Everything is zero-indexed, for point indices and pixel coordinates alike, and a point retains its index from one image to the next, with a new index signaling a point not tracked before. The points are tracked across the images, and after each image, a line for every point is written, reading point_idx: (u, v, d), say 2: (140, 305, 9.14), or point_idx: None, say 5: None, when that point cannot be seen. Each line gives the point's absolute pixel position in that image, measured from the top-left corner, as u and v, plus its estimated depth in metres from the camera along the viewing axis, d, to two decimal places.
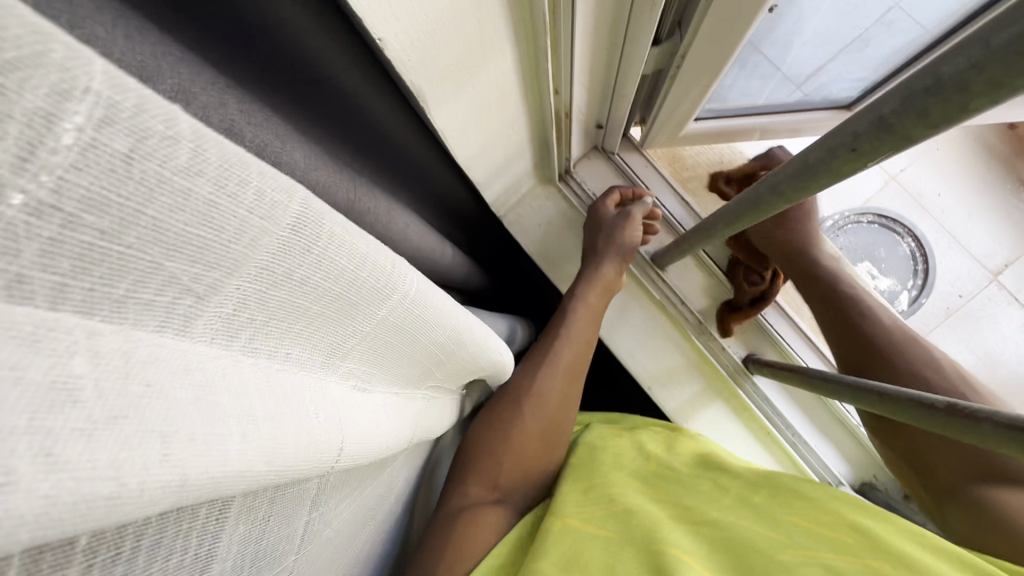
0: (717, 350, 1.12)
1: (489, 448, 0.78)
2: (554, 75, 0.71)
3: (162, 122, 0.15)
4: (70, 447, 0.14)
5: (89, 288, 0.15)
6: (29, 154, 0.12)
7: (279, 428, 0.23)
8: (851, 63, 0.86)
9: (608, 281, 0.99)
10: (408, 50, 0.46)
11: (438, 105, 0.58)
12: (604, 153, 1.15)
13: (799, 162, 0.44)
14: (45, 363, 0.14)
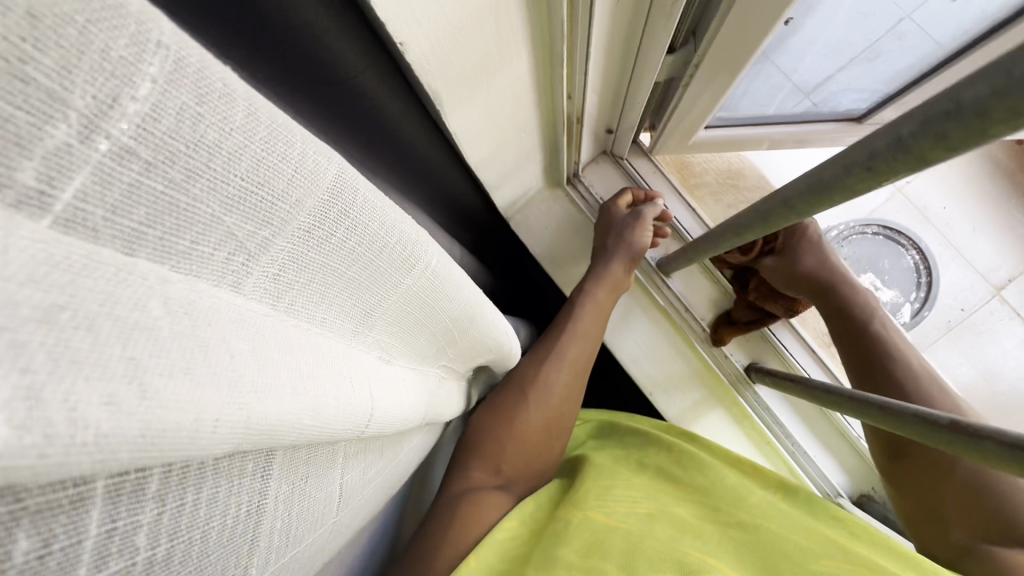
0: (719, 358, 1.13)
1: (493, 440, 0.78)
2: (568, 80, 0.71)
3: (223, 86, 0.17)
4: (150, 382, 0.15)
5: (159, 236, 0.17)
6: (112, 102, 0.14)
7: (321, 385, 0.24)
8: (860, 74, 0.87)
9: (617, 280, 0.98)
10: (426, 51, 0.45)
11: (450, 106, 0.58)
12: (614, 158, 1.14)
13: (814, 175, 0.43)
14: (133, 294, 0.15)
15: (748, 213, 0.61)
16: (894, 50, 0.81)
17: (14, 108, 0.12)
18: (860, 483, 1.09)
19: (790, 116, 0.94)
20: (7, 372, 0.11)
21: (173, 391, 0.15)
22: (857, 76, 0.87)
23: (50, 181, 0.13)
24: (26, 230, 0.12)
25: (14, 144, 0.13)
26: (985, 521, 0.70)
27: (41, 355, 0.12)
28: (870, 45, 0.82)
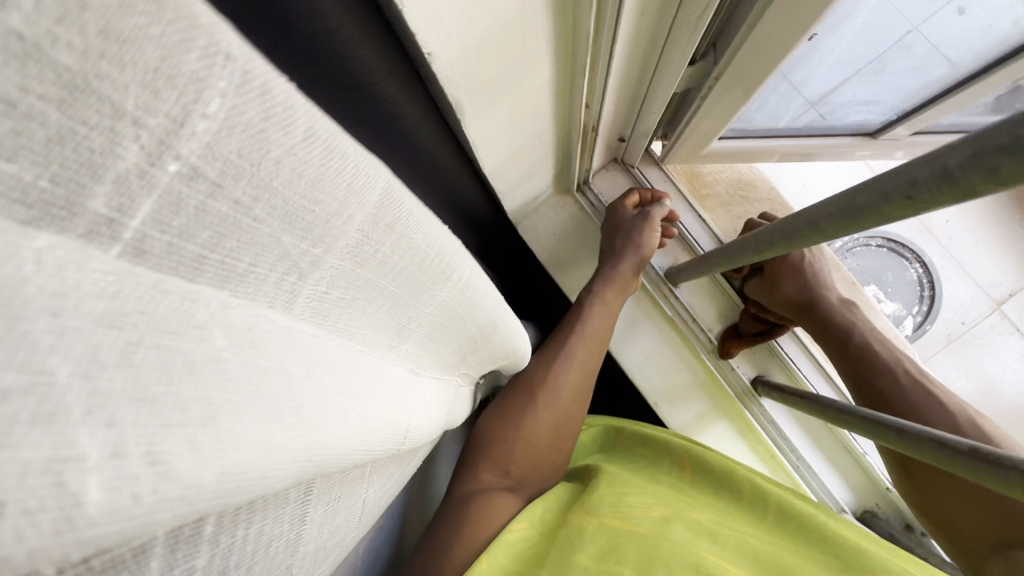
0: (727, 372, 1.08)
1: (501, 442, 0.76)
2: (588, 89, 0.69)
3: (287, 102, 0.15)
4: (218, 419, 0.14)
5: (220, 259, 0.15)
6: (182, 120, 0.13)
7: (363, 410, 0.23)
8: (867, 84, 0.82)
9: (627, 282, 0.93)
10: (453, 59, 0.44)
11: (472, 113, 0.57)
12: (624, 165, 1.09)
13: (849, 196, 0.42)
14: (194, 323, 0.14)
15: (777, 221, 0.58)
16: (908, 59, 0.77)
17: (88, 129, 0.11)
18: (863, 497, 1.07)
19: (811, 128, 0.88)
20: (94, 428, 0.11)
21: (247, 427, 0.15)
22: (864, 86, 0.82)
23: (121, 208, 0.12)
24: (100, 263, 0.12)
25: (86, 170, 0.11)
26: (993, 518, 0.66)
27: (124, 407, 0.12)
28: (881, 57, 0.77)
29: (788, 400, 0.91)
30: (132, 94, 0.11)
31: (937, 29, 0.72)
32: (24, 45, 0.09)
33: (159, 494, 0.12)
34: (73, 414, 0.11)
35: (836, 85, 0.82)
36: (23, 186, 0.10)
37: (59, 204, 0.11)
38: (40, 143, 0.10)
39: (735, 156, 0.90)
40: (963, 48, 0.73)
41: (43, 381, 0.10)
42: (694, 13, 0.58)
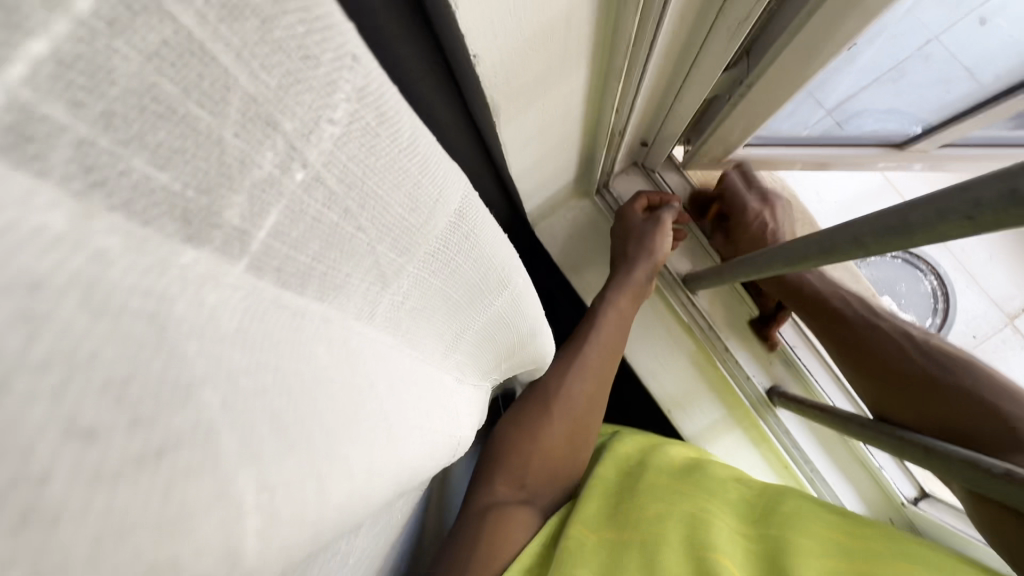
0: (739, 378, 0.81)
1: (515, 447, 0.66)
2: (619, 109, 0.58)
3: (395, 106, 0.15)
4: (328, 443, 0.14)
5: (324, 271, 0.15)
6: (313, 125, 0.12)
7: (427, 421, 0.25)
8: (883, 94, 0.63)
9: (643, 283, 0.73)
10: (494, 66, 0.35)
11: (505, 130, 0.46)
12: (645, 168, 0.81)
13: (916, 205, 0.39)
14: (301, 334, 0.14)
15: (840, 222, 0.48)
16: (926, 69, 0.59)
17: (236, 137, 0.11)
18: (872, 503, 0.80)
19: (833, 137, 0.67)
20: (246, 467, 0.11)
21: (354, 456, 0.15)
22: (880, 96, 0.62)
23: (252, 217, 0.12)
24: (231, 277, 0.12)
25: (228, 179, 0.11)
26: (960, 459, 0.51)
27: (261, 429, 0.12)
28: (907, 60, 0.57)
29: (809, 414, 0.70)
30: (274, 97, 0.11)
31: (976, 27, 0.54)
32: (182, 51, 0.09)
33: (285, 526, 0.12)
34: (226, 457, 0.11)
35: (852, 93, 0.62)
36: (174, 197, 0.10)
37: (195, 221, 0.11)
38: (193, 149, 0.10)
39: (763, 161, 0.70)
40: (989, 63, 0.57)
41: (198, 418, 0.10)
42: (731, 23, 0.45)
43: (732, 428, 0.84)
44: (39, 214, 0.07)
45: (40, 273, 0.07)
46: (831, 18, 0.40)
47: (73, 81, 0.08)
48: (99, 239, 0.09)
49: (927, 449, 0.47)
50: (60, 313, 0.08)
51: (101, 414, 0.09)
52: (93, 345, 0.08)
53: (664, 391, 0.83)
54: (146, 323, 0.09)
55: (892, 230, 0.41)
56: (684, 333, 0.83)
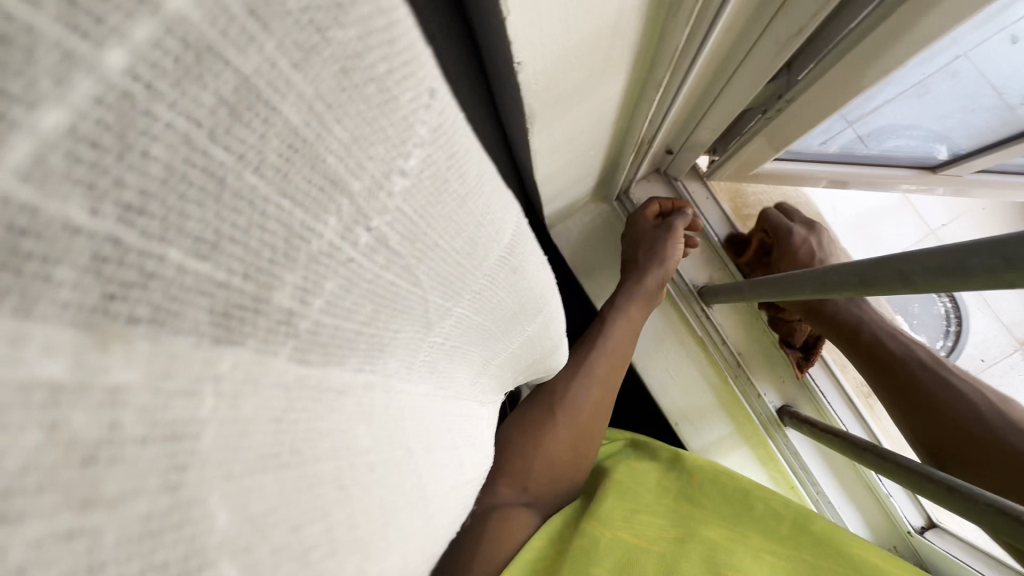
0: (749, 394, 0.64)
1: (508, 459, 0.48)
2: (650, 118, 0.47)
3: (466, 145, 0.13)
4: (364, 554, 0.12)
5: (374, 335, 0.13)
6: (383, 178, 0.10)
7: (459, 470, 0.23)
8: (930, 106, 0.46)
9: (655, 292, 0.57)
10: (536, 74, 0.27)
11: (533, 144, 0.36)
12: (668, 176, 0.64)
13: (958, 247, 0.28)
14: (345, 417, 0.12)
15: (854, 260, 0.37)
16: (953, 90, 0.44)
17: (295, 207, 0.08)
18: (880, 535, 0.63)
19: (851, 158, 0.55)
20: None
21: (387, 565, 0.13)
22: (924, 108, 0.46)
23: (305, 296, 0.10)
24: (273, 373, 0.09)
25: (282, 253, 0.09)
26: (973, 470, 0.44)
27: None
28: (927, 81, 0.43)
29: (802, 426, 0.59)
30: (346, 156, 0.09)
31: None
32: (244, 110, 0.07)
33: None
34: None
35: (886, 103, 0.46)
36: (219, 289, 0.08)
37: (245, 315, 0.08)
38: (240, 230, 0.08)
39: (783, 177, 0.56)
40: None
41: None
42: (778, 35, 0.35)
43: (739, 446, 0.66)
44: (28, 369, 0.05)
45: (19, 477, 0.05)
46: (921, 40, 0.31)
47: (101, 159, 0.06)
48: (114, 376, 0.06)
49: (940, 485, 0.38)
50: (48, 510, 0.05)
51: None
52: (89, 541, 0.06)
53: (669, 404, 0.66)
54: (164, 481, 0.07)
55: (942, 271, 0.29)
56: (698, 347, 0.66)
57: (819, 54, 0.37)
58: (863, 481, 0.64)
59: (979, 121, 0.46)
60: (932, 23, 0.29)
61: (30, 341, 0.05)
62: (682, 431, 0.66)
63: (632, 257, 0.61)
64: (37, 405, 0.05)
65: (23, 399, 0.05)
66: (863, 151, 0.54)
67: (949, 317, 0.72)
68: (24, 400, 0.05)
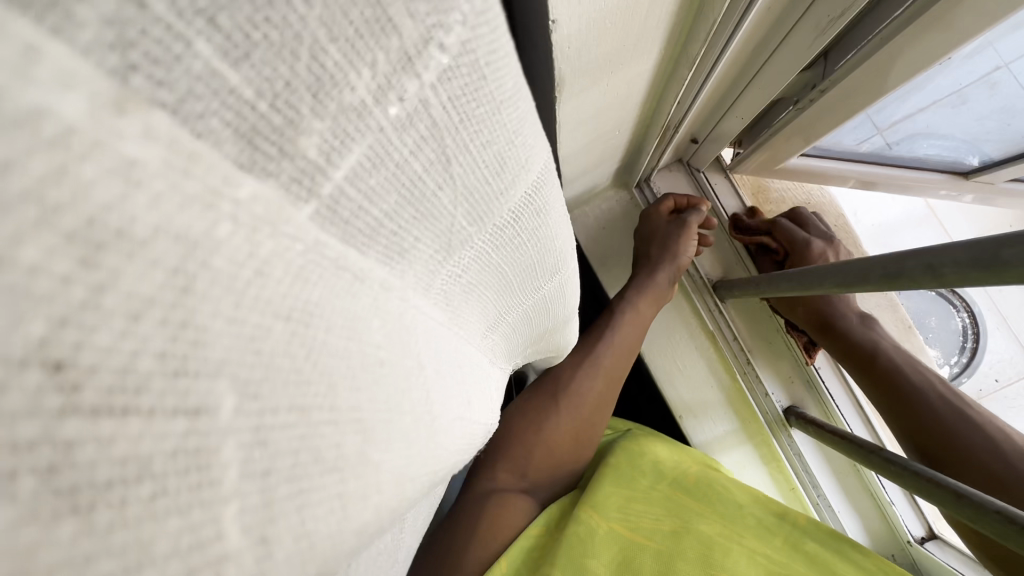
0: (756, 392, 0.63)
1: (506, 443, 0.47)
2: (679, 100, 0.45)
3: (505, 46, 0.12)
4: (364, 450, 0.11)
5: (394, 232, 0.12)
6: (422, 47, 0.10)
7: (467, 409, 0.22)
8: (959, 116, 0.45)
9: (666, 289, 0.55)
10: (571, 34, 0.24)
11: (562, 114, 0.33)
12: (690, 167, 0.62)
13: (993, 240, 0.26)
14: (358, 306, 0.12)
15: (876, 255, 0.35)
16: (990, 101, 0.43)
17: (328, 43, 0.08)
18: (879, 540, 0.61)
19: (881, 159, 0.51)
20: (252, 478, 0.08)
21: (390, 461, 0.12)
22: (953, 118, 0.45)
23: (330, 154, 0.09)
24: (290, 226, 0.09)
25: (311, 94, 0.08)
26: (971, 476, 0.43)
27: (285, 440, 0.08)
28: (965, 90, 0.42)
29: (809, 428, 0.57)
30: (385, 2, 0.09)
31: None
32: None
33: (293, 540, 0.09)
34: (230, 474, 0.07)
35: (917, 109, 0.45)
36: (242, 107, 0.07)
37: (270, 149, 0.08)
38: (270, 49, 0.07)
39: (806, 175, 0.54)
40: None
41: (200, 419, 0.07)
42: (819, 18, 0.33)
43: (742, 444, 0.65)
44: (40, 95, 0.05)
45: (31, 227, 0.05)
46: (958, 31, 0.30)
47: None
48: (131, 150, 0.06)
49: (948, 490, 0.36)
50: (42, 248, 0.05)
51: (77, 419, 0.05)
52: (82, 316, 0.05)
53: (674, 396, 0.64)
54: (168, 280, 0.06)
55: (974, 264, 0.27)
56: (708, 339, 0.65)
57: (860, 43, 0.35)
58: (864, 485, 0.62)
59: (1017, 131, 0.43)
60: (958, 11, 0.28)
61: (45, 61, 0.05)
62: (686, 420, 0.65)
63: (644, 253, 0.59)
64: (44, 138, 0.05)
65: (32, 124, 0.05)
66: (893, 152, 0.51)
67: (965, 331, 0.69)
68: (31, 125, 0.05)
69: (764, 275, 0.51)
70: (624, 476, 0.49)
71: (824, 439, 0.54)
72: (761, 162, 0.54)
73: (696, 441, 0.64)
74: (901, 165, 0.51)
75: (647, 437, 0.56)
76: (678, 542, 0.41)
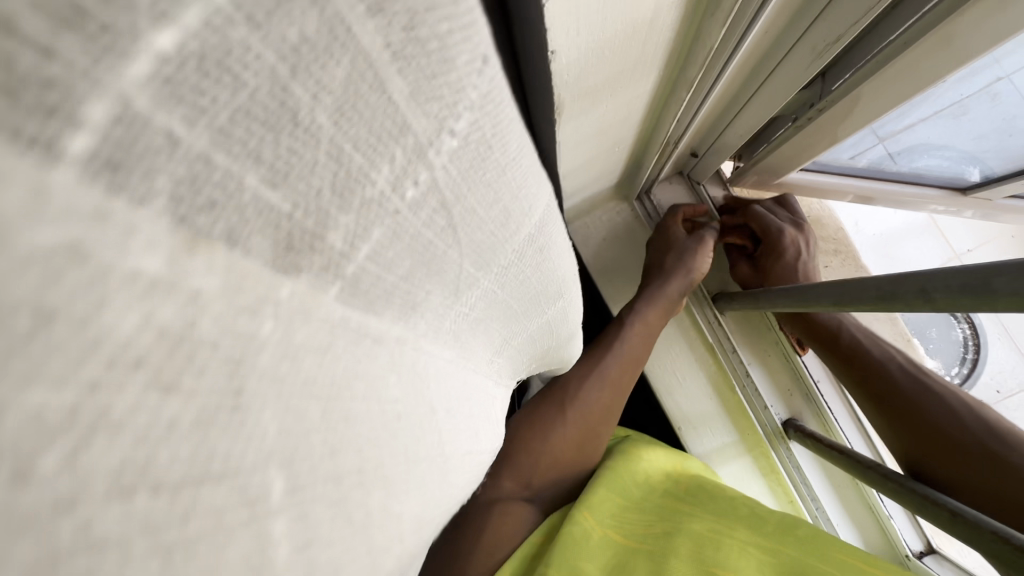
0: (755, 406, 0.63)
1: (517, 452, 0.47)
2: (680, 118, 0.46)
3: (509, 115, 0.13)
4: (385, 502, 0.12)
5: (408, 293, 0.13)
6: (433, 138, 0.11)
7: (475, 438, 0.23)
8: (957, 129, 0.46)
9: (676, 300, 0.54)
10: (569, 65, 0.25)
11: (562, 135, 0.34)
12: (690, 180, 0.64)
13: (985, 267, 0.27)
14: (377, 366, 0.13)
15: (873, 275, 0.36)
16: (990, 112, 0.43)
17: (353, 151, 0.09)
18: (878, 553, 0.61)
19: (880, 173, 0.52)
20: (295, 544, 0.09)
21: (409, 509, 0.13)
22: (951, 130, 0.46)
23: (354, 241, 0.10)
24: (321, 310, 0.10)
25: (337, 195, 0.09)
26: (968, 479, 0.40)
27: (321, 509, 0.10)
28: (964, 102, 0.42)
29: (807, 443, 0.57)
30: (404, 108, 0.09)
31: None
32: (321, 55, 0.07)
33: None
34: (278, 544, 0.09)
35: (914, 122, 0.45)
36: (282, 219, 0.08)
37: (304, 249, 0.09)
38: (306, 166, 0.08)
39: (807, 190, 0.55)
40: None
41: (256, 506, 0.08)
42: (816, 43, 0.34)
43: (742, 455, 0.65)
44: (132, 261, 0.06)
45: (129, 371, 0.06)
46: (957, 49, 0.30)
47: (197, 98, 0.06)
48: (197, 282, 0.07)
49: (941, 508, 0.37)
50: (137, 387, 0.06)
51: (171, 528, 0.07)
52: (171, 429, 0.07)
53: (675, 409, 0.65)
54: (228, 386, 0.07)
55: (965, 290, 0.28)
56: (708, 353, 0.65)
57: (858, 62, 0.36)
58: (862, 498, 0.62)
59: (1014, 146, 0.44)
60: (953, 28, 0.29)
61: (138, 232, 0.06)
62: (686, 433, 0.65)
63: (650, 265, 0.59)
64: (137, 292, 0.06)
65: (128, 285, 0.06)
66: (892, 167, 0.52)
67: (967, 342, 0.69)
68: (130, 284, 0.06)
69: (764, 289, 0.52)
70: (617, 482, 0.49)
71: (822, 454, 0.54)
72: (760, 176, 0.55)
73: (696, 453, 0.65)
74: (901, 175, 0.52)
75: (652, 446, 0.56)
76: (674, 543, 0.41)
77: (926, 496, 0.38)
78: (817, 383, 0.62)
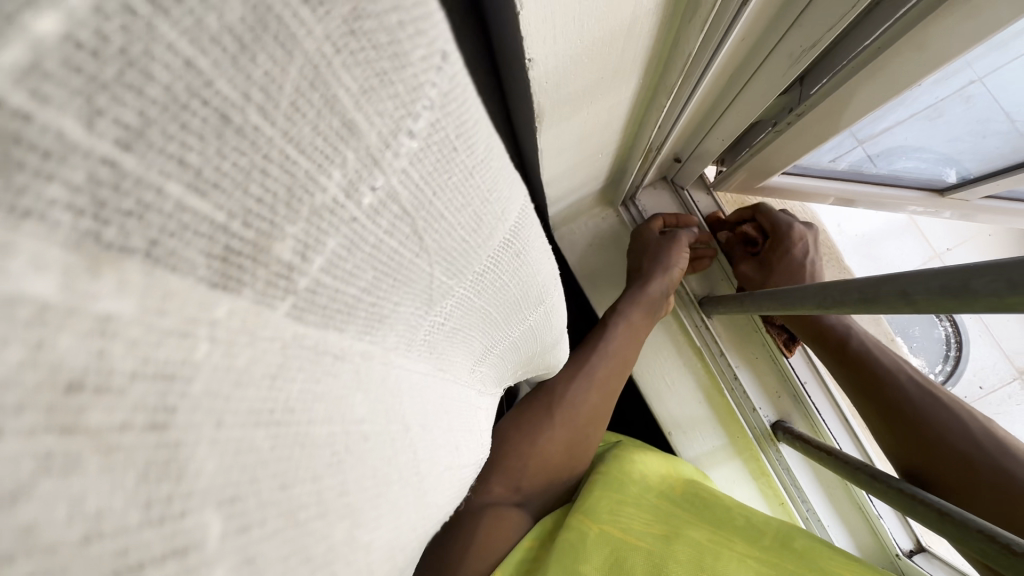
0: (744, 409, 0.63)
1: (505, 456, 0.46)
2: (662, 123, 0.45)
3: (475, 116, 0.12)
4: (349, 532, 0.11)
5: (372, 307, 0.13)
6: (389, 141, 0.10)
7: (455, 453, 0.22)
8: (935, 130, 0.46)
9: (658, 302, 0.54)
10: (547, 71, 0.25)
11: (543, 142, 0.33)
12: (674, 185, 0.63)
13: (963, 268, 0.27)
14: (340, 384, 0.12)
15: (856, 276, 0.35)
16: (966, 113, 0.43)
17: (298, 156, 0.08)
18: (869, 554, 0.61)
19: (859, 176, 0.53)
20: None
21: (378, 538, 0.13)
22: (929, 132, 0.46)
23: (305, 253, 0.09)
24: (269, 329, 0.09)
25: (283, 204, 0.08)
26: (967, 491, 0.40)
27: (271, 548, 0.09)
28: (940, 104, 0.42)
29: (796, 445, 0.57)
30: (352, 107, 0.09)
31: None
32: (249, 46, 0.07)
33: None
34: None
35: (891, 125, 0.45)
36: (216, 231, 0.08)
37: (244, 263, 0.08)
38: (241, 171, 0.08)
39: (790, 193, 0.55)
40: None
41: (188, 556, 0.07)
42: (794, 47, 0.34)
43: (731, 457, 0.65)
44: (15, 284, 0.05)
45: (15, 413, 0.05)
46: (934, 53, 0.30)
47: (99, 101, 0.06)
48: (104, 305, 0.06)
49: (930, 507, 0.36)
50: (23, 431, 0.05)
51: None
52: (73, 474, 0.06)
53: (664, 413, 0.65)
54: (148, 419, 0.07)
55: (945, 291, 0.28)
56: (695, 356, 0.65)
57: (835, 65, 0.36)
58: (852, 499, 0.62)
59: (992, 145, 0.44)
60: (929, 33, 0.29)
61: (20, 252, 0.05)
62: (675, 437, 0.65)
63: (635, 267, 0.58)
64: (20, 321, 0.05)
65: (9, 314, 0.05)
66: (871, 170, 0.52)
67: (950, 341, 0.69)
68: (12, 313, 0.05)
69: (750, 292, 0.52)
70: (616, 486, 0.47)
71: (811, 455, 0.54)
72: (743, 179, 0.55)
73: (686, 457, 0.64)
74: (880, 178, 0.53)
75: (642, 451, 0.55)
76: (673, 547, 0.40)
77: (915, 495, 0.37)
78: (805, 385, 0.61)
